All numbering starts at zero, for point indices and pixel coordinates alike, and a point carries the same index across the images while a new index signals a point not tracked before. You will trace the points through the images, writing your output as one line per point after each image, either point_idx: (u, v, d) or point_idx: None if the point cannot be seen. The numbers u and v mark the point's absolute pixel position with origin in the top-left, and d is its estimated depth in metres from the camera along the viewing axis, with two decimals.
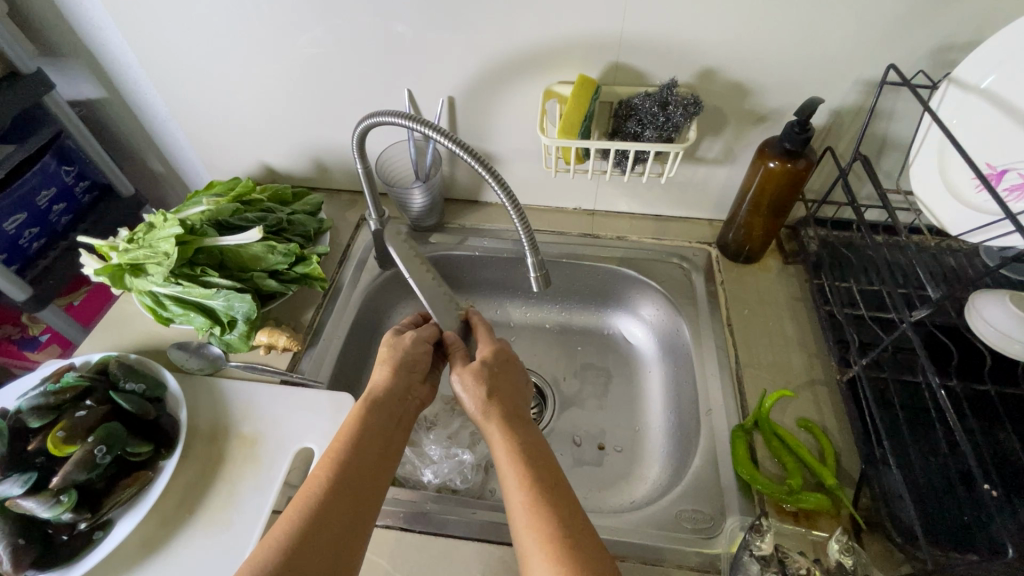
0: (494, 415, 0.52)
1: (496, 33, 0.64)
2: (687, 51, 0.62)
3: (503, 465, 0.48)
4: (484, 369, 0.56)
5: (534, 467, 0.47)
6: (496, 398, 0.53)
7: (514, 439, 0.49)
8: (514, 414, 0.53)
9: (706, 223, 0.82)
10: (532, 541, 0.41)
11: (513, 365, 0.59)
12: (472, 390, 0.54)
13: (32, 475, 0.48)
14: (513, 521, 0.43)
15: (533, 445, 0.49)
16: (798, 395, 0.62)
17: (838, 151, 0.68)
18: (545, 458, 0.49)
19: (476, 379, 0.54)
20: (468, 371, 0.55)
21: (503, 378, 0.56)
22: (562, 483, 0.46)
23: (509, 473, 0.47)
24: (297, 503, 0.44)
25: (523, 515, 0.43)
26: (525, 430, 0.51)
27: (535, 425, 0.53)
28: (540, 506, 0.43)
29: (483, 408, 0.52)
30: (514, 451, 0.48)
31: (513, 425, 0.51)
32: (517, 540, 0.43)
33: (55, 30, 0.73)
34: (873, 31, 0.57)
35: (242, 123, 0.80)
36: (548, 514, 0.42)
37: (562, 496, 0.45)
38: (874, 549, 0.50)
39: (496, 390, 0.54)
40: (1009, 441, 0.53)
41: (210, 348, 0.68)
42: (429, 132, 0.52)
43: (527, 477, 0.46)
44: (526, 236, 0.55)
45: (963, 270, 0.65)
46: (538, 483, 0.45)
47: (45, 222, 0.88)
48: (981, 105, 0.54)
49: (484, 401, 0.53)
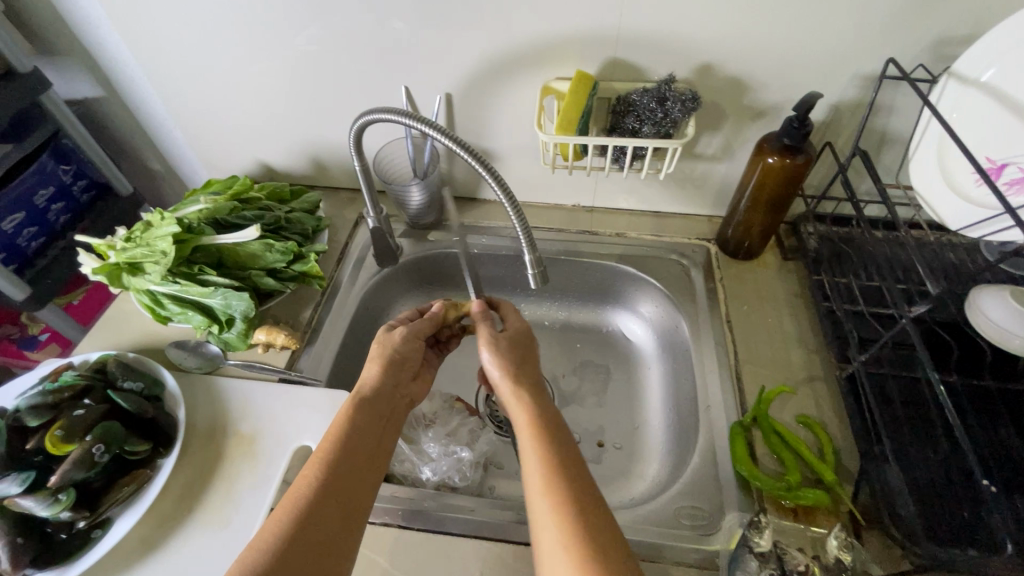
0: (519, 383, 0.52)
1: (492, 30, 0.64)
2: (684, 46, 0.61)
3: (524, 435, 0.48)
4: (510, 341, 0.56)
5: (552, 441, 0.46)
6: (519, 369, 0.54)
7: (534, 413, 0.49)
8: (536, 387, 0.53)
9: (705, 220, 0.82)
10: (546, 509, 0.41)
11: (533, 342, 0.59)
12: (500, 358, 0.54)
13: (29, 474, 0.48)
14: (530, 488, 0.44)
15: (549, 416, 0.49)
16: (797, 391, 0.62)
17: (838, 146, 0.68)
18: (561, 428, 0.49)
19: (504, 349, 0.55)
20: (499, 341, 0.55)
21: (525, 351, 0.57)
22: (576, 454, 0.46)
23: (529, 441, 0.47)
24: (287, 504, 0.44)
25: (539, 484, 0.43)
26: (543, 401, 0.51)
27: (552, 400, 0.52)
28: (554, 477, 0.43)
29: (510, 375, 0.53)
30: (534, 420, 0.48)
31: (535, 395, 0.52)
32: (532, 508, 0.43)
33: (51, 30, 0.73)
34: (871, 25, 0.56)
35: (239, 121, 0.80)
36: (561, 484, 0.43)
37: (574, 466, 0.45)
38: (873, 545, 0.50)
39: (521, 362, 0.55)
40: (1009, 437, 0.53)
41: (208, 346, 0.68)
42: (425, 129, 0.52)
43: (546, 452, 0.45)
44: (523, 232, 0.54)
45: (963, 265, 0.65)
46: (554, 453, 0.45)
47: (42, 221, 0.88)
48: (981, 98, 0.53)
49: (510, 369, 0.53)
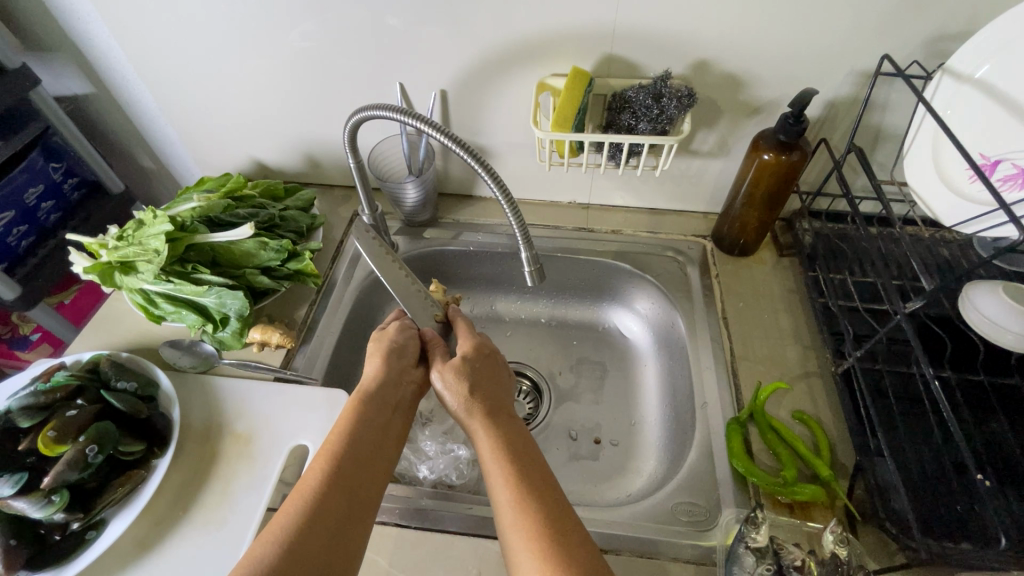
0: (475, 411, 0.51)
1: (487, 26, 0.63)
2: (681, 42, 0.61)
3: (488, 462, 0.47)
4: (464, 365, 0.56)
5: (518, 458, 0.46)
6: (477, 394, 0.53)
7: (497, 434, 0.49)
8: (496, 409, 0.52)
9: (700, 217, 0.82)
10: (518, 536, 0.41)
11: (491, 359, 0.58)
12: (453, 386, 0.54)
13: (22, 476, 0.48)
14: (500, 518, 0.43)
15: (514, 440, 0.49)
16: (793, 387, 0.62)
17: (833, 143, 0.68)
18: (528, 451, 0.48)
19: (457, 376, 0.54)
20: (448, 369, 0.55)
21: (486, 372, 0.56)
22: (546, 473, 0.46)
23: (493, 468, 0.46)
24: (295, 499, 0.43)
25: (509, 511, 0.42)
26: (510, 423, 0.51)
27: (516, 421, 0.52)
28: (524, 501, 0.43)
29: (465, 405, 0.52)
30: (497, 446, 0.48)
31: (494, 419, 0.51)
32: (504, 536, 0.42)
33: (39, 26, 0.72)
34: (867, 21, 0.56)
35: (232, 118, 0.79)
36: (533, 507, 0.42)
37: (547, 487, 0.44)
38: (868, 539, 0.51)
39: (477, 386, 0.54)
40: (1001, 430, 0.54)
41: (203, 345, 0.67)
42: (421, 126, 0.51)
43: (511, 472, 0.45)
44: (519, 230, 0.54)
45: (956, 261, 0.65)
46: (521, 478, 0.44)
47: (33, 220, 0.87)
48: (975, 95, 0.53)
49: (465, 396, 0.53)
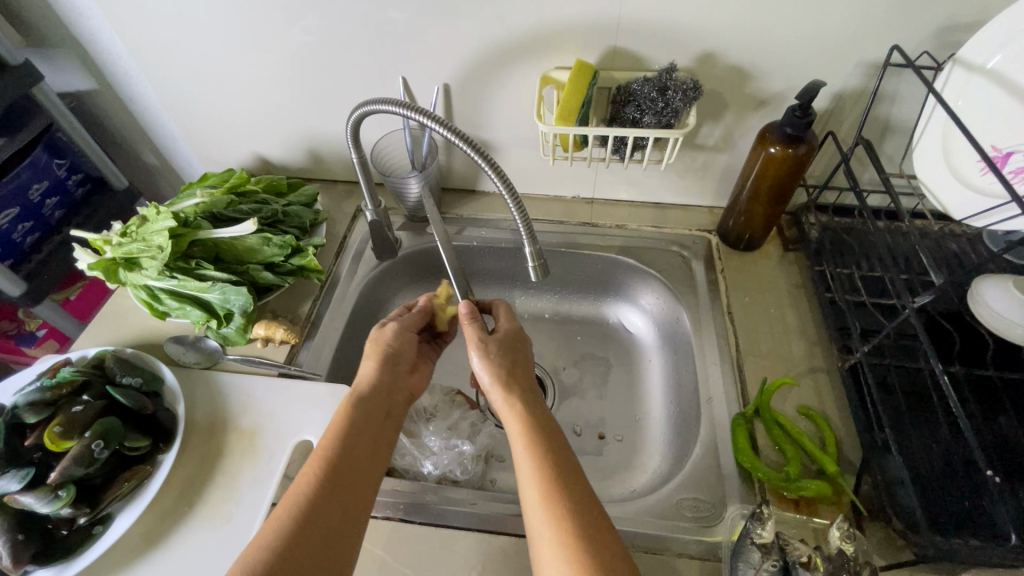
0: (511, 387, 0.52)
1: (490, 19, 0.63)
2: (686, 35, 0.61)
3: (517, 439, 0.47)
4: (500, 343, 0.56)
5: (546, 439, 0.47)
6: (512, 372, 0.53)
7: (529, 412, 0.50)
8: (527, 388, 0.53)
9: (706, 211, 0.81)
10: (543, 512, 0.41)
11: (525, 342, 0.58)
12: (489, 360, 0.54)
13: (29, 471, 0.48)
14: (528, 492, 0.43)
15: (542, 423, 0.49)
16: (799, 382, 0.62)
17: (840, 135, 0.67)
18: (555, 432, 0.48)
19: (496, 352, 0.54)
20: (488, 344, 0.55)
21: (518, 354, 0.56)
22: (570, 454, 0.46)
23: (522, 445, 0.47)
24: (287, 503, 0.43)
25: (536, 488, 0.43)
26: (538, 403, 0.51)
27: (545, 401, 0.52)
28: (551, 478, 0.43)
29: (501, 380, 0.52)
30: (529, 425, 0.48)
31: (526, 397, 0.51)
32: (530, 511, 0.43)
33: (42, 20, 0.71)
34: (876, 13, 0.55)
35: (237, 114, 0.79)
36: (557, 487, 0.43)
37: (571, 471, 0.45)
38: (874, 536, 0.50)
39: (512, 367, 0.54)
40: (1012, 427, 0.53)
41: (206, 342, 0.67)
42: (425, 120, 0.51)
43: (540, 451, 0.45)
44: (523, 224, 0.53)
45: (966, 255, 0.65)
46: (550, 456, 0.45)
47: (38, 217, 0.87)
48: (986, 86, 0.52)
49: (500, 373, 0.53)
